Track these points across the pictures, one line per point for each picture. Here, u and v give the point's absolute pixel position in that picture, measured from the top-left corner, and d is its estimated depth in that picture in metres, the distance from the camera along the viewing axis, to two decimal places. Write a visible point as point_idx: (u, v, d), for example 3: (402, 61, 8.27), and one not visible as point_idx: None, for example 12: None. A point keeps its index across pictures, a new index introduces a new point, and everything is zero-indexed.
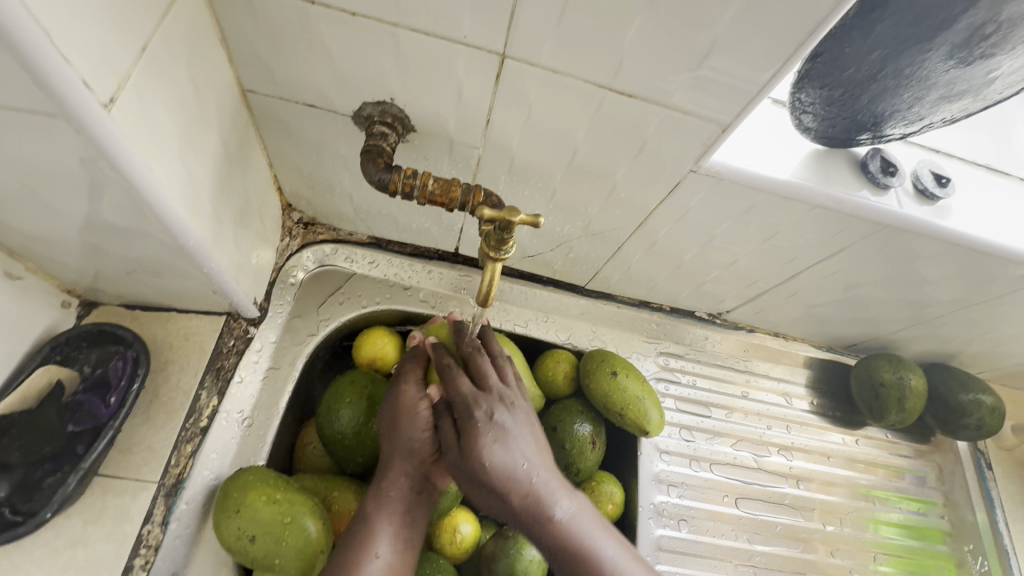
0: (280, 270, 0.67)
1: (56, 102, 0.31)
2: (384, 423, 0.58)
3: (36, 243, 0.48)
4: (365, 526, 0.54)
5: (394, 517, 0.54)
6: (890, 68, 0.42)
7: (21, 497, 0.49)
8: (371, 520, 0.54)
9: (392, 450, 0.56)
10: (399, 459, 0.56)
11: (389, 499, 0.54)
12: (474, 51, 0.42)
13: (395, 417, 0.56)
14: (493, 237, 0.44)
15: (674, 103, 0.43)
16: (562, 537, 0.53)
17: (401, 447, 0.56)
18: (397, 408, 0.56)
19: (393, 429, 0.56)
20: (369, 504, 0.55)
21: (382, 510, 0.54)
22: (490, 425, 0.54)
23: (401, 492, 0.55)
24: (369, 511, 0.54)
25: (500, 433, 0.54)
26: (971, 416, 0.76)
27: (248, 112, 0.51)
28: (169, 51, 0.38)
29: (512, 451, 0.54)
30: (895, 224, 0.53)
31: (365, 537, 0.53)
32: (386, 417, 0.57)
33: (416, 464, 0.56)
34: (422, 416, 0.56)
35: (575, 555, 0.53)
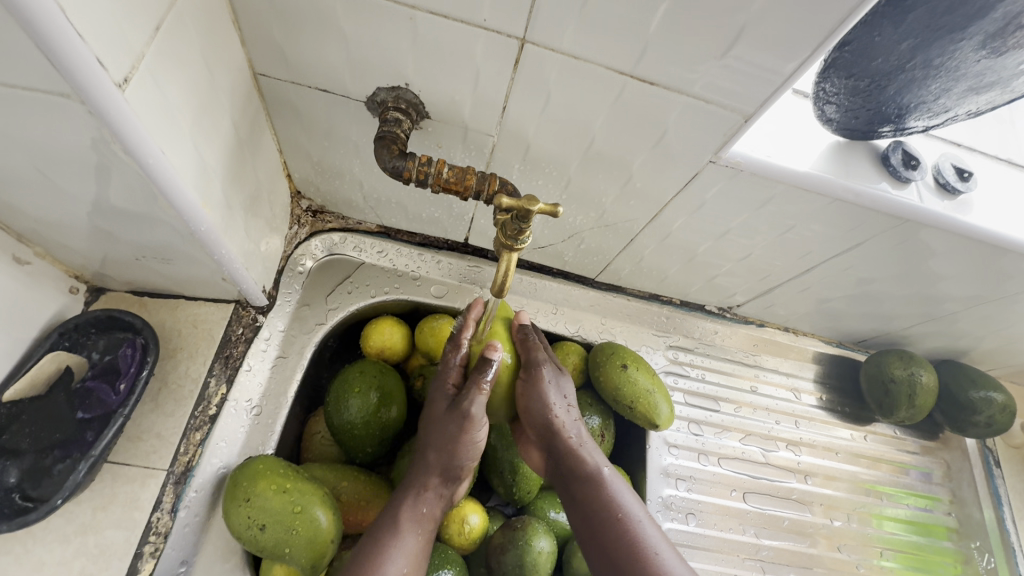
0: (288, 258, 0.66)
1: (69, 79, 0.30)
2: (435, 440, 0.55)
3: (45, 227, 0.48)
4: (395, 535, 0.50)
5: (423, 531, 0.52)
6: (920, 58, 0.42)
7: (31, 483, 0.49)
8: (402, 530, 0.51)
9: (433, 466, 0.54)
10: (437, 476, 0.55)
11: (422, 513, 0.53)
12: (493, 35, 0.41)
13: (449, 444, 0.54)
14: (510, 227, 0.43)
15: (696, 92, 0.42)
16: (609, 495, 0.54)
17: (447, 470, 0.55)
18: (456, 435, 0.54)
19: (444, 446, 0.54)
20: (400, 512, 0.52)
21: (414, 524, 0.52)
22: (553, 381, 0.56)
23: (432, 510, 0.54)
24: (401, 517, 0.52)
25: (558, 385, 0.57)
26: (981, 413, 0.76)
27: (260, 96, 0.51)
28: (183, 31, 0.37)
29: (563, 406, 0.56)
30: (915, 218, 0.52)
31: (394, 543, 0.50)
32: (441, 436, 0.54)
33: (451, 486, 0.56)
34: (475, 446, 0.55)
35: (613, 517, 0.52)
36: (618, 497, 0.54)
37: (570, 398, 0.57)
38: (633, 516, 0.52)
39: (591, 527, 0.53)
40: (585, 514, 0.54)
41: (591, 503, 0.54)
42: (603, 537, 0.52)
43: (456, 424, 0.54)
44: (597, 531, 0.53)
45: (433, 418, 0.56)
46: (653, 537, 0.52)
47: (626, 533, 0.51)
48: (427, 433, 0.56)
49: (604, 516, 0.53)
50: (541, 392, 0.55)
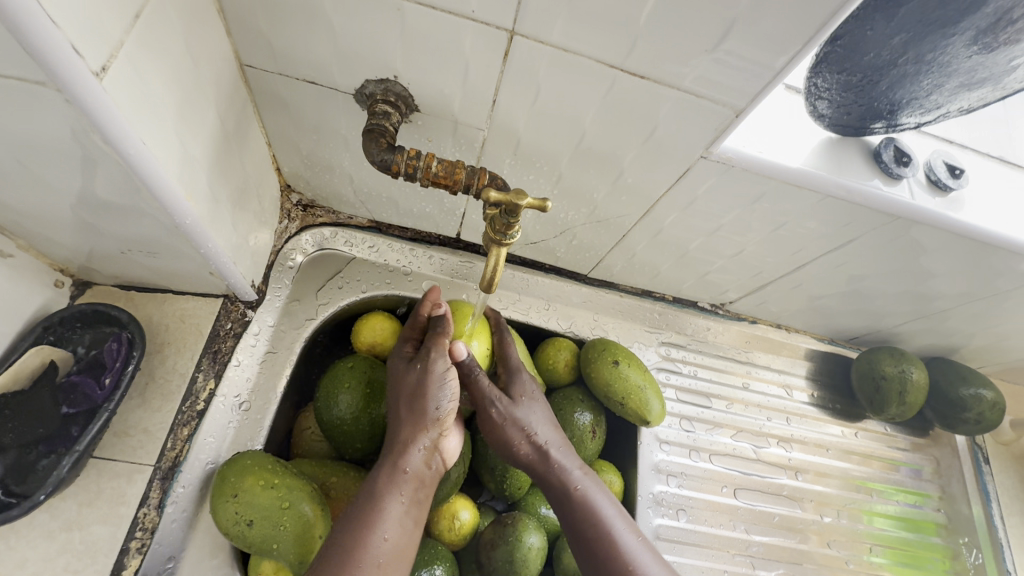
0: (278, 253, 0.65)
1: (44, 67, 0.30)
2: (401, 390, 0.56)
3: (28, 220, 0.47)
4: (376, 499, 0.50)
5: (406, 492, 0.51)
6: (911, 53, 0.41)
7: (15, 479, 0.48)
8: (383, 494, 0.50)
9: (407, 418, 0.54)
10: (415, 431, 0.54)
11: (404, 475, 0.52)
12: (482, 27, 0.40)
13: (419, 389, 0.55)
14: (498, 221, 0.43)
15: (687, 87, 0.42)
16: (585, 508, 0.55)
17: (420, 416, 0.54)
18: (423, 377, 0.55)
19: (414, 396, 0.55)
20: (380, 477, 0.52)
21: (395, 485, 0.51)
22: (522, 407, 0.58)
23: (415, 468, 0.53)
24: (381, 485, 0.51)
25: (527, 417, 0.57)
26: (971, 410, 0.76)
27: (247, 88, 0.50)
28: (165, 20, 0.37)
29: (533, 439, 0.57)
30: (907, 215, 0.52)
31: (376, 512, 0.49)
32: (406, 385, 0.55)
33: (432, 436, 0.55)
34: (445, 393, 0.56)
35: (589, 532, 0.54)
36: (593, 509, 0.55)
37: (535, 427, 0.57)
38: (610, 526, 0.54)
39: (574, 543, 0.54)
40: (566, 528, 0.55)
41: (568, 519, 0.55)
42: (585, 551, 0.54)
43: (419, 371, 0.56)
44: (579, 543, 0.54)
45: (396, 377, 0.57)
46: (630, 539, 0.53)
47: (604, 546, 0.53)
48: (397, 390, 0.56)
49: (583, 530, 0.54)
50: (502, 434, 0.57)
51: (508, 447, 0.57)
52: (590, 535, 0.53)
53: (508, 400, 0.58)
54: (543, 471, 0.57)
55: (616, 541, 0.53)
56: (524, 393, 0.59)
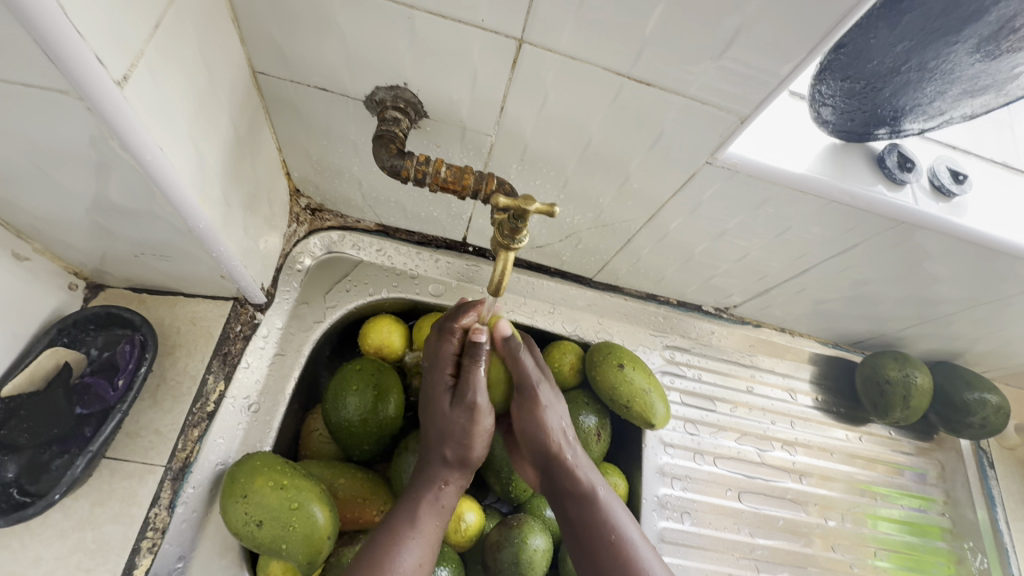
0: (287, 256, 0.66)
1: (67, 76, 0.31)
2: (442, 426, 0.56)
3: (44, 224, 0.48)
4: (412, 527, 0.51)
5: (439, 521, 0.54)
6: (915, 60, 0.42)
7: (29, 478, 0.49)
8: (419, 521, 0.52)
9: (447, 458, 0.56)
10: (450, 466, 0.56)
11: (439, 506, 0.54)
12: (491, 35, 0.41)
13: (462, 436, 0.56)
14: (506, 226, 0.44)
15: (692, 94, 0.43)
16: (602, 514, 0.55)
17: (461, 461, 0.56)
18: (467, 426, 0.56)
19: (457, 438, 0.56)
20: (419, 504, 0.53)
21: (431, 516, 0.53)
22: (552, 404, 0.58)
23: (449, 502, 0.55)
24: (419, 510, 0.53)
25: (557, 410, 0.58)
26: (975, 414, 0.76)
27: (259, 94, 0.51)
28: (182, 28, 0.37)
29: (560, 428, 0.58)
30: (910, 220, 0.52)
31: (410, 535, 0.51)
32: (449, 425, 0.56)
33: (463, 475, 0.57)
34: (485, 438, 0.57)
35: (603, 538, 0.54)
36: (613, 517, 0.56)
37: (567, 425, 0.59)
38: (628, 537, 0.55)
39: (582, 546, 0.55)
40: (577, 531, 0.56)
41: (587, 524, 0.55)
42: (594, 556, 0.54)
43: (464, 416, 0.56)
44: (588, 547, 0.55)
45: (435, 407, 0.57)
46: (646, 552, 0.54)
47: (617, 553, 0.54)
48: (432, 420, 0.57)
49: (596, 534, 0.55)
50: (537, 414, 0.57)
51: (539, 432, 0.57)
52: (603, 541, 0.54)
53: (547, 387, 0.58)
54: (566, 468, 0.57)
55: (630, 551, 0.54)
56: (553, 391, 0.59)
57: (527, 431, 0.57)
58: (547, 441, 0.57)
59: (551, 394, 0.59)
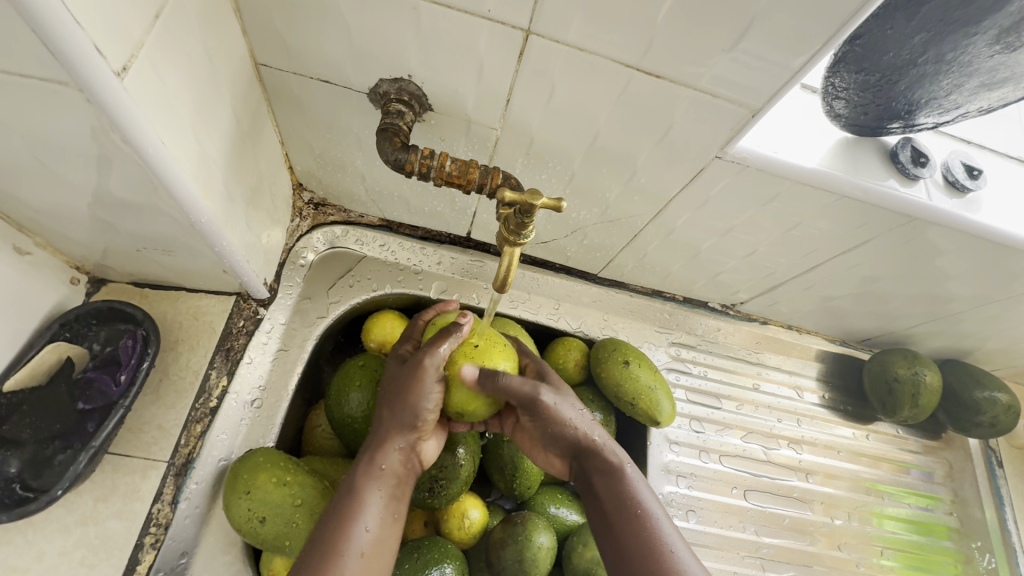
0: (290, 251, 0.66)
1: (66, 67, 0.30)
2: (390, 393, 0.52)
3: (46, 218, 0.47)
4: (354, 496, 0.48)
5: (385, 489, 0.50)
6: (932, 52, 0.41)
7: (32, 473, 0.49)
8: (362, 491, 0.48)
9: (391, 420, 0.51)
10: (395, 430, 0.51)
11: (381, 470, 0.50)
12: (497, 26, 0.40)
13: (403, 398, 0.51)
14: (512, 221, 0.43)
15: (703, 87, 0.42)
16: (623, 489, 0.50)
17: (403, 421, 0.51)
18: (410, 385, 0.51)
19: (401, 400, 0.51)
20: (358, 472, 0.50)
21: (374, 482, 0.49)
22: (561, 398, 0.54)
23: (394, 465, 0.51)
24: (358, 478, 0.49)
25: (570, 398, 0.55)
26: (985, 413, 0.75)
27: (261, 86, 0.50)
28: (184, 18, 0.37)
29: (581, 417, 0.54)
30: (923, 216, 0.51)
31: (354, 508, 0.48)
32: (394, 388, 0.52)
33: (412, 437, 0.52)
34: (434, 400, 0.51)
35: (629, 518, 0.48)
36: (636, 491, 0.50)
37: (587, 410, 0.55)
38: (651, 511, 0.49)
39: (610, 533, 0.49)
40: (604, 511, 0.50)
41: (610, 499, 0.50)
42: (621, 538, 0.48)
43: (409, 373, 0.51)
44: (613, 527, 0.49)
45: (392, 374, 0.53)
46: (670, 532, 0.48)
47: (640, 528, 0.48)
48: (386, 387, 0.53)
49: (618, 509, 0.49)
50: (553, 413, 0.53)
51: (557, 423, 0.54)
52: (627, 518, 0.49)
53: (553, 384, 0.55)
54: (589, 449, 0.53)
55: (654, 525, 0.48)
56: (563, 384, 0.56)
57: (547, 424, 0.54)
58: (566, 430, 0.54)
59: (555, 392, 0.54)
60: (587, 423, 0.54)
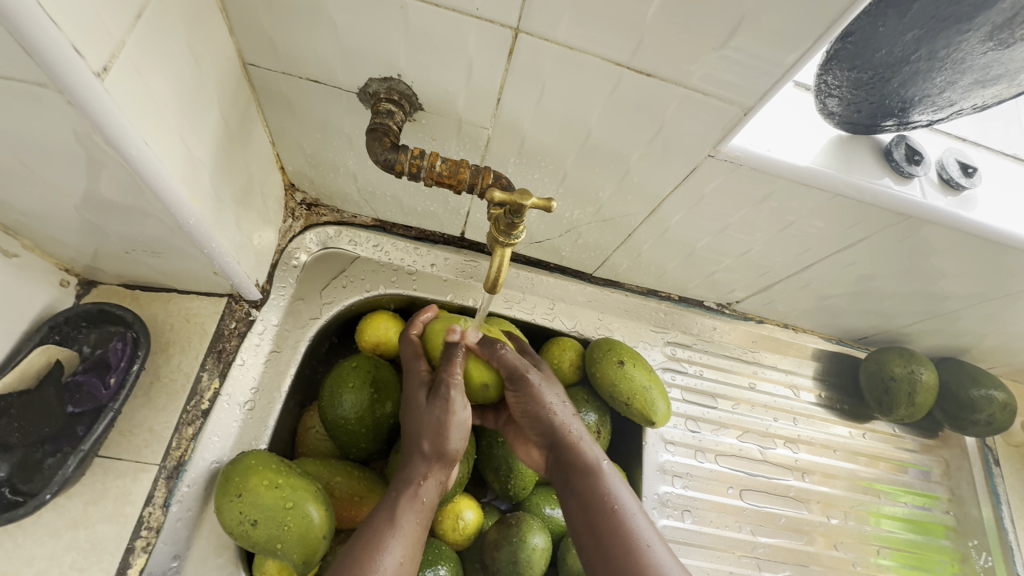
0: (282, 252, 0.65)
1: (44, 69, 0.30)
2: (421, 427, 0.54)
3: (32, 220, 0.47)
4: (391, 525, 0.49)
5: (420, 521, 0.51)
6: (925, 49, 0.41)
7: (21, 477, 0.48)
8: (398, 521, 0.49)
9: (426, 454, 0.53)
10: (430, 464, 0.53)
11: (418, 503, 0.51)
12: (486, 25, 0.40)
13: (439, 430, 0.53)
14: (503, 222, 0.43)
15: (694, 85, 0.42)
16: (600, 488, 0.53)
17: (440, 456, 0.53)
18: (444, 419, 0.53)
19: (436, 434, 0.53)
20: (396, 500, 0.51)
21: (410, 511, 0.50)
22: (546, 384, 0.57)
23: (429, 498, 0.52)
24: (397, 510, 0.50)
25: (554, 391, 0.57)
26: (981, 411, 0.75)
27: (250, 86, 0.50)
28: (167, 18, 0.36)
29: (561, 408, 0.57)
30: (918, 214, 0.51)
31: (390, 535, 0.48)
32: (428, 423, 0.53)
33: (445, 472, 0.54)
34: (464, 433, 0.54)
35: (606, 512, 0.51)
36: (613, 488, 0.53)
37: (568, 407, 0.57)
38: (627, 509, 0.51)
39: (588, 523, 0.52)
40: (580, 505, 0.53)
41: (587, 497, 0.53)
42: (600, 532, 0.50)
43: (440, 408, 0.53)
44: (590, 522, 0.51)
45: (414, 404, 0.55)
46: (645, 528, 0.50)
47: (615, 523, 0.50)
48: (414, 424, 0.54)
49: (595, 506, 0.52)
50: (535, 395, 0.56)
51: (539, 412, 0.56)
52: (604, 514, 0.51)
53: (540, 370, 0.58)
54: (569, 444, 0.56)
55: (630, 521, 0.50)
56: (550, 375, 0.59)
57: (531, 412, 0.57)
58: (548, 421, 0.56)
59: (542, 375, 0.57)
60: (566, 417, 0.57)
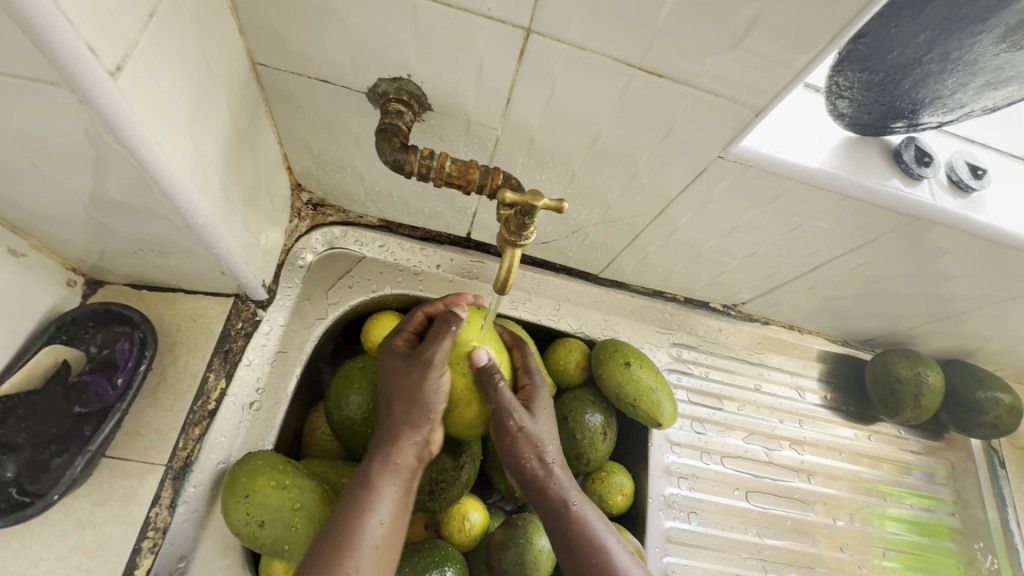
0: (288, 252, 0.65)
1: (59, 68, 0.30)
2: (396, 391, 0.52)
3: (41, 220, 0.47)
4: (369, 489, 0.49)
5: (399, 482, 0.51)
6: (937, 51, 0.41)
7: (28, 478, 0.48)
8: (376, 485, 0.50)
9: (399, 417, 0.52)
10: (406, 427, 0.51)
11: (397, 465, 0.51)
12: (497, 25, 0.40)
13: (412, 396, 0.51)
14: (513, 222, 0.42)
15: (705, 86, 0.41)
16: (577, 530, 0.53)
17: (415, 419, 0.51)
18: (418, 384, 0.51)
19: (409, 399, 0.51)
20: (374, 466, 0.51)
21: (388, 475, 0.51)
22: (528, 431, 0.54)
23: (409, 459, 0.52)
24: (374, 474, 0.50)
25: (535, 431, 0.55)
26: (987, 413, 0.75)
27: (258, 86, 0.50)
28: (180, 18, 0.36)
29: (540, 450, 0.56)
30: (927, 216, 0.51)
31: (369, 499, 0.49)
32: (402, 388, 0.52)
33: (424, 431, 0.52)
34: (442, 392, 0.52)
35: (586, 552, 0.52)
36: (589, 528, 0.53)
37: (546, 440, 0.56)
38: (605, 544, 0.53)
39: (565, 561, 0.53)
40: (559, 547, 0.54)
41: (567, 542, 0.53)
42: (578, 571, 0.52)
43: (416, 374, 0.52)
44: (572, 565, 0.53)
45: (394, 371, 0.53)
46: (624, 559, 0.52)
47: (596, 565, 0.52)
48: (390, 386, 0.53)
49: (576, 550, 0.53)
50: (513, 442, 0.55)
51: (517, 455, 0.55)
52: (584, 556, 0.52)
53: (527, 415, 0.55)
54: (543, 487, 0.55)
55: (609, 559, 0.52)
56: (539, 407, 0.57)
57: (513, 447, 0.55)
58: (526, 464, 0.55)
59: (527, 414, 0.55)
60: (542, 458, 0.56)
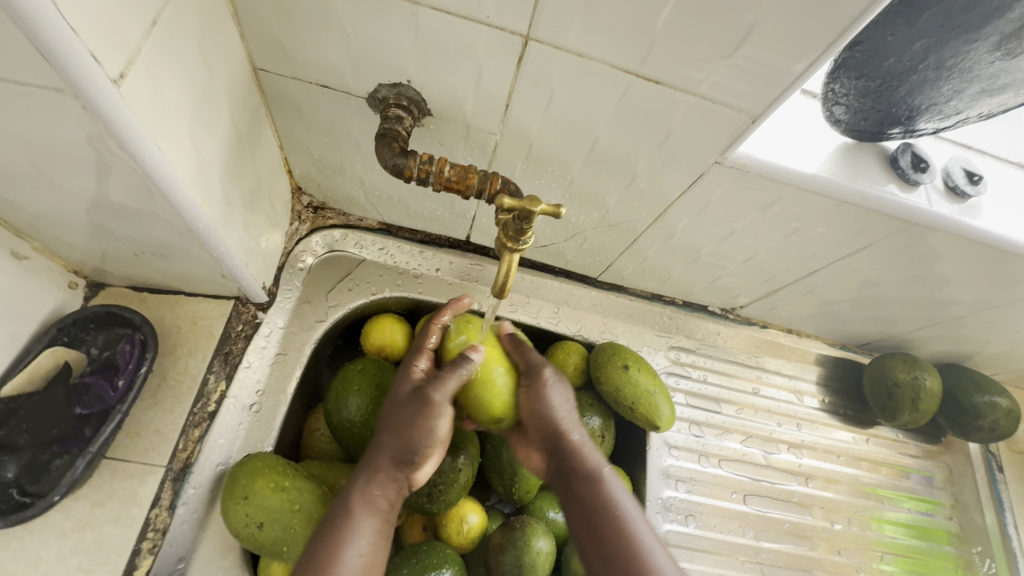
0: (288, 255, 0.65)
1: (62, 75, 0.30)
2: (391, 420, 0.53)
3: (42, 223, 0.47)
4: (349, 519, 0.49)
5: (378, 516, 0.50)
6: (932, 59, 0.41)
7: (29, 479, 0.49)
8: (355, 515, 0.49)
9: (388, 448, 0.52)
10: (393, 458, 0.51)
11: (377, 496, 0.51)
12: (497, 32, 0.40)
13: (408, 426, 0.52)
14: (511, 227, 0.43)
15: (702, 92, 0.42)
16: (599, 496, 0.54)
17: (403, 451, 0.52)
18: (418, 419, 0.52)
19: (404, 430, 0.52)
20: (354, 494, 0.50)
21: (368, 508, 0.50)
22: (553, 383, 0.56)
23: (390, 492, 0.51)
24: (353, 502, 0.50)
25: (560, 394, 0.56)
26: (984, 418, 0.75)
27: (260, 91, 0.50)
28: (181, 24, 0.37)
29: (565, 410, 0.56)
30: (923, 221, 0.51)
31: (348, 529, 0.48)
32: (399, 418, 0.52)
33: (408, 468, 0.52)
34: (437, 437, 0.53)
35: (606, 519, 0.53)
36: (613, 495, 0.54)
37: (568, 404, 0.57)
38: (627, 514, 0.53)
39: (589, 528, 0.54)
40: (580, 509, 0.55)
41: (591, 507, 0.54)
42: (602, 539, 0.53)
43: (416, 408, 0.52)
44: (595, 529, 0.53)
45: (394, 402, 0.54)
46: (644, 531, 0.53)
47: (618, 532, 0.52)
48: (385, 417, 0.53)
49: (599, 514, 0.53)
50: (543, 396, 0.55)
51: (542, 412, 0.55)
52: (608, 521, 0.53)
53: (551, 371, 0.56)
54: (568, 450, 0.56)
55: (631, 526, 0.52)
56: (560, 375, 0.57)
57: (536, 414, 0.55)
58: (553, 424, 0.55)
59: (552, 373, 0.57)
60: (569, 420, 0.56)
